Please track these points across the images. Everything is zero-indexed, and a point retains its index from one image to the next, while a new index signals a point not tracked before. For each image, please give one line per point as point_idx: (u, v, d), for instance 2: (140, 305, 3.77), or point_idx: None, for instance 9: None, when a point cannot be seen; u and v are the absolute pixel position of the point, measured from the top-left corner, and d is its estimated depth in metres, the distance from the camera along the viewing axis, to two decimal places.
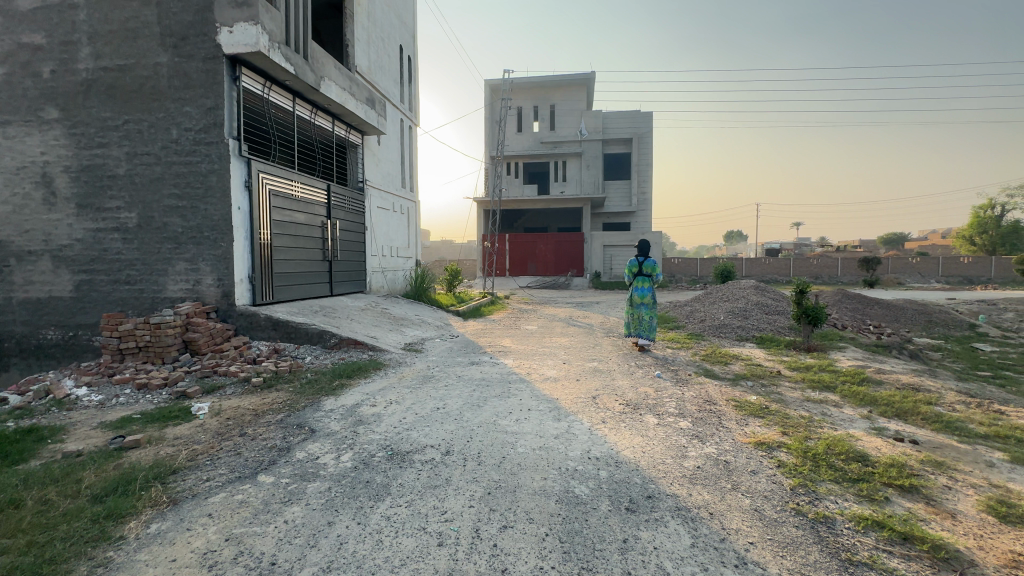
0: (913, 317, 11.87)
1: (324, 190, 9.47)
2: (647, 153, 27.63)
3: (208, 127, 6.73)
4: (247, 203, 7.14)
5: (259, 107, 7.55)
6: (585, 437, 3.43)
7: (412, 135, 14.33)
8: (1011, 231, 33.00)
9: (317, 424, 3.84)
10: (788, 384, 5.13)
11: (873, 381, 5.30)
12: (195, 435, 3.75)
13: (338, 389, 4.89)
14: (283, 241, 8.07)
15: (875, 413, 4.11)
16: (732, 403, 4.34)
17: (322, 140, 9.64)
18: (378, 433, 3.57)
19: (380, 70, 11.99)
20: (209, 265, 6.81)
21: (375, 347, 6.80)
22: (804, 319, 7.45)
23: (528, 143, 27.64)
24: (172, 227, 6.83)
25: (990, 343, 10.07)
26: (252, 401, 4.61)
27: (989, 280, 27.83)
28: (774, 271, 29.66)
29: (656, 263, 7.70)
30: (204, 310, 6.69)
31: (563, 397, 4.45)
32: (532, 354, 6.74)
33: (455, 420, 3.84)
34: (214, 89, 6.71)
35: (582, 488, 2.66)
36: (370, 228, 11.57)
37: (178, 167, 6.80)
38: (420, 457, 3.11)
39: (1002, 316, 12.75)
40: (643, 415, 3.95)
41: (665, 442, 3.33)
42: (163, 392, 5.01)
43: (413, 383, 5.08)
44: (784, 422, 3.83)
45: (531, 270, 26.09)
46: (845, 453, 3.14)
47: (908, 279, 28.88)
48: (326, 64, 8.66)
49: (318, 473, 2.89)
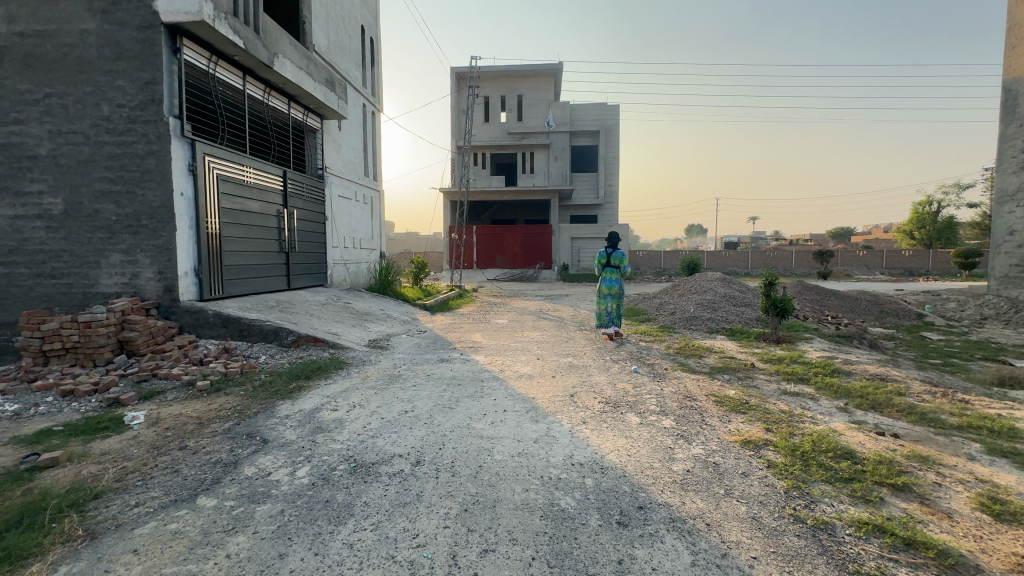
0: (867, 308, 12.35)
1: (279, 177, 8.85)
2: (614, 146, 27.82)
3: (145, 103, 6.07)
4: (192, 189, 6.52)
5: (204, 84, 6.89)
6: (567, 441, 3.20)
7: (375, 122, 13.70)
8: (946, 226, 35.25)
9: (270, 433, 3.45)
10: (763, 377, 5.08)
11: (844, 372, 5.34)
12: (127, 450, 3.29)
13: (295, 391, 4.48)
14: (234, 231, 7.46)
15: (852, 406, 4.10)
16: (712, 399, 4.23)
17: (277, 122, 9.00)
18: (340, 442, 3.23)
19: (341, 51, 11.34)
20: (149, 257, 6.18)
21: (337, 345, 6.37)
22: (772, 311, 7.51)
23: (496, 134, 27.23)
24: (104, 215, 6.15)
25: (937, 331, 10.59)
26: (196, 408, 4.15)
27: (927, 271, 29.64)
28: (734, 264, 30.54)
29: (624, 255, 7.61)
30: (144, 306, 6.06)
31: (540, 396, 4.22)
32: (505, 349, 6.48)
33: (426, 424, 3.54)
34: (150, 61, 6.05)
35: (569, 500, 2.43)
36: (331, 218, 10.96)
37: (110, 148, 6.10)
38: (388, 470, 2.80)
39: (945, 306, 13.46)
40: (625, 414, 3.78)
41: (651, 444, 3.15)
42: (92, 399, 4.45)
43: (378, 383, 4.73)
44: (766, 418, 3.74)
45: (498, 262, 25.82)
46: (832, 449, 3.05)
47: (856, 271, 30.43)
48: (280, 40, 8.03)
49: (270, 493, 2.54)
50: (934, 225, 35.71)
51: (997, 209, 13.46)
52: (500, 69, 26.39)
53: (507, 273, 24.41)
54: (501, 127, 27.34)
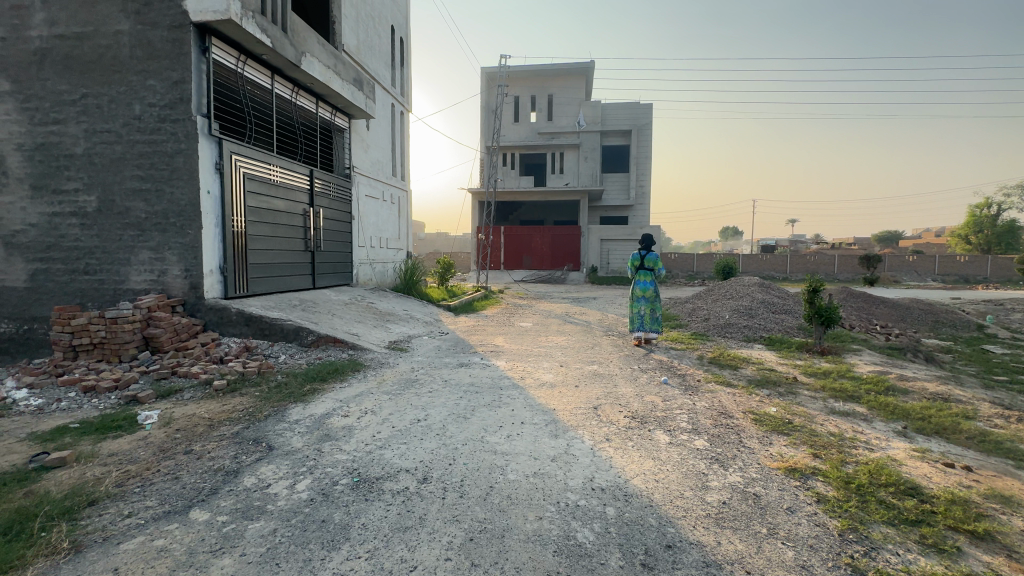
0: (920, 317, 11.48)
1: (306, 176, 8.88)
2: (647, 145, 27.16)
3: (174, 102, 6.13)
4: (218, 187, 6.56)
5: (231, 83, 6.93)
6: (587, 461, 2.93)
7: (403, 121, 13.69)
8: (1007, 230, 32.83)
9: (276, 439, 3.31)
10: (807, 393, 4.64)
11: (899, 391, 4.83)
12: (134, 452, 3.21)
13: (308, 394, 4.37)
14: (259, 229, 7.49)
15: (912, 430, 3.66)
16: (751, 417, 3.86)
17: (305, 121, 9.05)
18: (346, 453, 3.05)
19: (370, 51, 11.36)
20: (176, 255, 6.24)
21: (357, 346, 6.27)
22: (816, 320, 6.98)
23: (525, 134, 27.03)
24: (135, 212, 6.24)
25: (1001, 345, 9.70)
26: (209, 409, 4.07)
27: (985, 279, 27.61)
28: (771, 268, 29.33)
29: (659, 257, 7.33)
30: (169, 303, 6.11)
31: (561, 408, 3.95)
32: (527, 355, 6.23)
33: (437, 435, 3.33)
34: (180, 60, 6.11)
35: (586, 534, 2.16)
36: (358, 218, 10.98)
37: (141, 147, 6.19)
38: (392, 487, 2.60)
39: (1009, 318, 12.36)
40: (653, 431, 3.46)
41: (682, 469, 2.83)
42: (111, 396, 4.46)
43: (393, 388, 4.56)
44: (813, 441, 3.36)
45: (526, 263, 25.61)
46: (893, 483, 2.67)
47: (905, 277, 28.67)
48: (308, 39, 8.03)
49: (265, 509, 2.38)
50: (992, 229, 33.32)
51: None
52: (530, 69, 26.15)
53: (534, 275, 24.15)
54: (530, 126, 27.11)
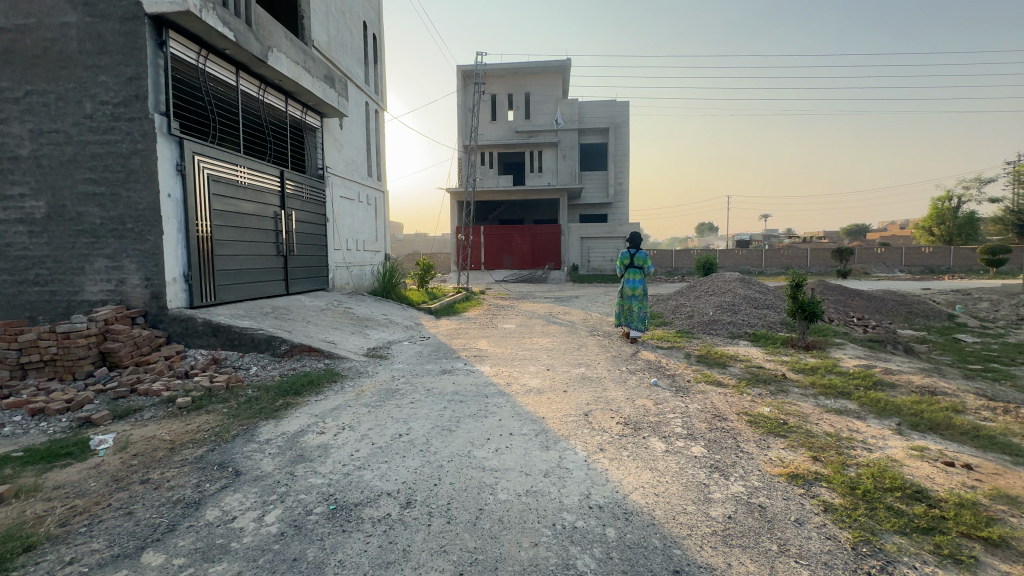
0: (894, 308, 11.71)
1: (276, 178, 8.51)
2: (624, 143, 27.29)
3: (129, 100, 5.73)
4: (180, 190, 6.17)
5: (192, 79, 6.54)
6: (582, 475, 2.75)
7: (378, 120, 13.34)
8: (967, 222, 34.13)
9: (244, 463, 3.04)
10: (798, 391, 4.56)
11: (887, 385, 4.80)
12: (82, 484, 2.90)
13: (281, 409, 4.09)
14: (226, 234, 7.11)
15: (906, 427, 3.60)
16: (745, 419, 3.75)
17: (274, 120, 8.67)
18: (321, 476, 2.81)
19: (342, 47, 10.99)
20: (135, 263, 5.84)
21: (333, 355, 5.98)
22: (800, 315, 6.98)
23: (503, 132, 26.84)
24: (88, 218, 5.81)
25: (972, 333, 9.95)
26: (172, 430, 3.76)
27: (950, 269, 28.60)
28: (747, 262, 29.82)
29: (647, 255, 7.33)
30: (129, 315, 5.71)
31: (550, 416, 3.77)
32: (512, 358, 6.03)
33: (421, 452, 3.11)
34: (134, 54, 5.71)
35: (587, 561, 1.98)
36: (333, 220, 10.62)
37: (94, 148, 5.77)
38: (372, 514, 2.37)
39: (977, 306, 12.71)
40: (648, 438, 3.31)
41: (682, 480, 2.68)
42: (62, 419, 4.09)
43: (373, 400, 4.30)
44: (811, 443, 3.26)
45: (507, 263, 25.37)
46: (898, 487, 2.57)
47: (874, 269, 29.52)
48: (274, 33, 7.67)
49: (227, 548, 2.12)
50: (954, 221, 34.64)
51: None
52: (507, 67, 25.96)
53: (516, 274, 23.97)
54: (508, 125, 26.92)
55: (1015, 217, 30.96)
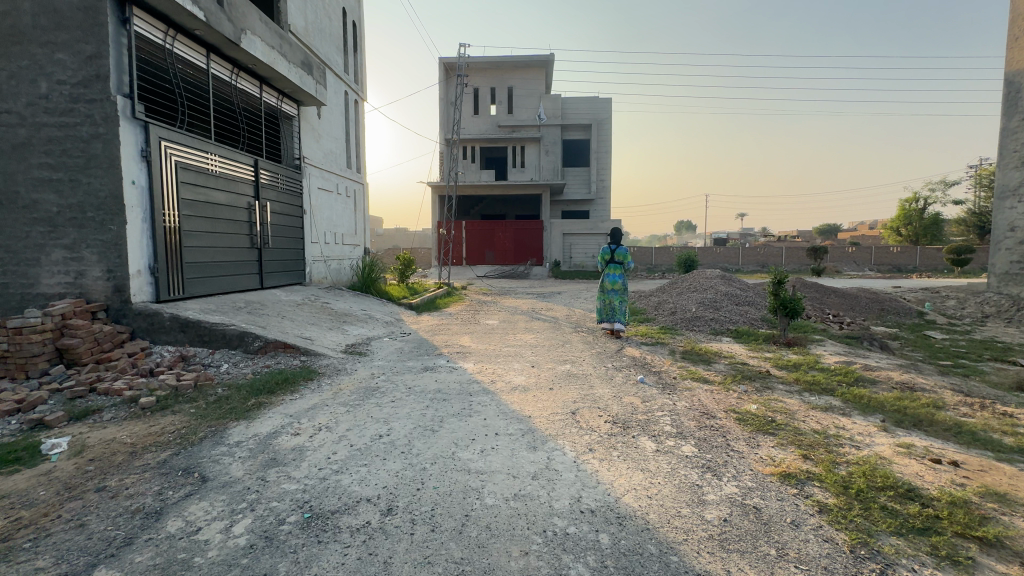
0: (868, 305, 11.98)
1: (250, 167, 8.17)
2: (606, 139, 27.36)
3: (88, 80, 5.37)
4: (145, 177, 5.83)
5: (159, 61, 6.18)
6: (572, 477, 2.65)
7: (358, 110, 12.99)
8: (932, 223, 35.37)
9: (212, 468, 2.84)
10: (782, 388, 4.55)
11: (868, 381, 4.84)
12: (31, 493, 2.65)
13: (253, 410, 3.88)
14: (196, 224, 6.78)
15: (891, 423, 3.61)
16: (734, 416, 3.70)
17: (247, 107, 8.31)
18: (295, 482, 2.63)
19: (319, 33, 10.61)
20: (95, 254, 5.49)
21: (309, 351, 5.74)
22: (781, 311, 7.03)
23: (485, 127, 26.59)
24: (44, 206, 5.43)
25: (941, 330, 10.24)
26: (133, 432, 3.52)
27: (916, 268, 29.60)
28: (724, 260, 30.31)
29: (627, 250, 7.29)
30: (89, 309, 5.36)
31: (537, 415, 3.65)
32: (496, 355, 5.90)
33: (402, 454, 2.96)
34: (94, 31, 5.35)
35: (580, 571, 1.87)
36: (311, 212, 10.30)
37: (50, 130, 5.39)
38: (350, 523, 2.22)
39: (945, 304, 13.10)
40: (638, 437, 3.23)
41: (675, 481, 2.60)
42: (12, 420, 3.79)
43: (352, 399, 4.12)
44: (800, 440, 3.23)
45: (489, 258, 25.12)
46: (890, 486, 2.54)
47: (846, 268, 30.36)
48: (248, 15, 7.32)
49: (190, 564, 1.94)
50: (920, 222, 35.86)
51: (998, 204, 12.94)
52: (490, 60, 25.70)
53: (497, 270, 23.84)
54: (490, 120, 26.68)
55: (977, 218, 32.24)
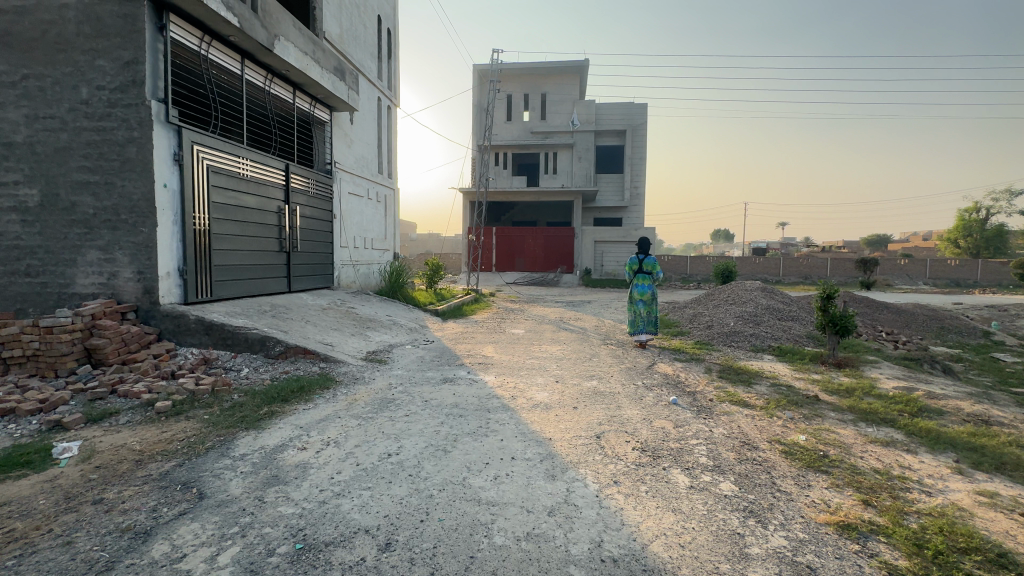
0: (925, 323, 11.07)
1: (282, 171, 8.26)
2: (641, 145, 26.77)
3: (125, 85, 5.49)
4: (177, 181, 5.91)
5: (194, 67, 6.30)
6: (593, 516, 2.35)
7: (390, 116, 13.08)
8: (995, 235, 32.89)
9: (211, 484, 2.70)
10: (834, 417, 4.09)
11: (935, 412, 4.30)
12: (30, 502, 2.57)
13: (264, 419, 3.76)
14: (225, 227, 6.85)
15: (967, 465, 3.14)
16: (779, 448, 3.31)
17: (280, 112, 8.42)
18: (292, 505, 2.45)
19: (354, 40, 10.73)
20: (127, 255, 5.58)
21: (329, 358, 5.65)
22: (830, 329, 6.46)
23: (517, 133, 26.53)
24: (82, 208, 5.56)
25: (1011, 352, 9.31)
26: (145, 438, 3.45)
27: (976, 282, 27.50)
28: (763, 270, 29.05)
29: (656, 260, 7.03)
30: (119, 310, 5.44)
31: (558, 438, 3.37)
32: (519, 368, 5.62)
33: (410, 478, 2.74)
34: (132, 38, 5.46)
35: None
36: (340, 216, 10.37)
37: (89, 135, 5.53)
38: (343, 558, 2.01)
39: (1015, 324, 11.94)
40: (669, 470, 2.89)
41: (714, 528, 2.26)
42: (33, 420, 3.81)
43: (366, 411, 3.95)
44: (858, 482, 2.82)
45: (518, 265, 24.93)
46: (976, 550, 2.13)
47: (897, 281, 28.56)
48: (282, 21, 7.42)
49: None
50: (981, 233, 33.42)
51: None
52: (524, 66, 25.64)
53: (527, 276, 23.62)
54: (523, 126, 26.54)
55: None
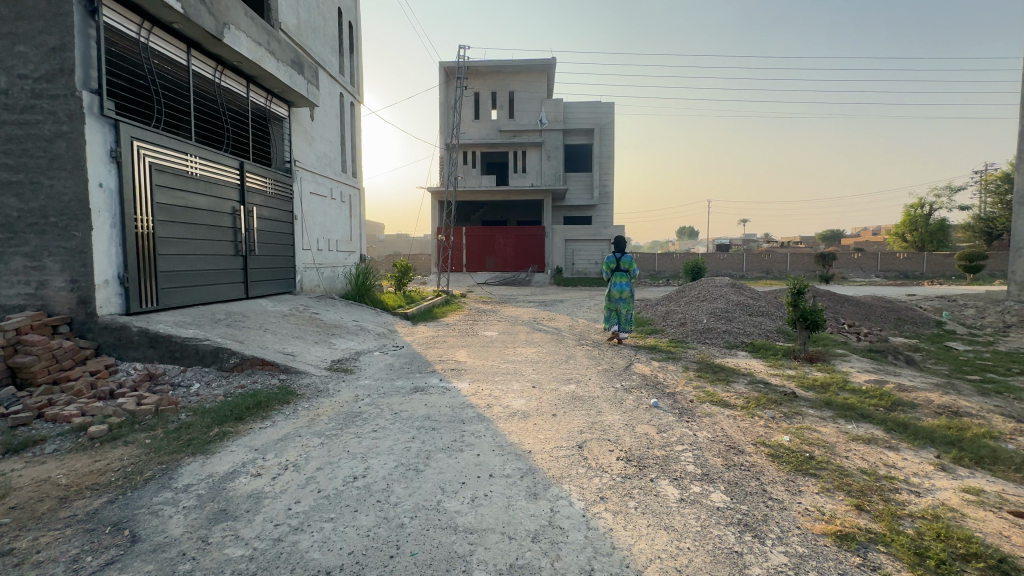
0: (883, 315, 11.48)
1: (235, 170, 7.75)
2: (609, 145, 27.03)
3: (52, 75, 4.95)
4: (114, 180, 5.38)
5: (132, 55, 5.77)
6: (580, 539, 2.16)
7: (353, 113, 12.60)
8: (939, 229, 34.81)
9: (147, 524, 2.36)
10: (814, 414, 4.05)
11: (908, 405, 4.33)
12: None
13: (215, 441, 3.40)
14: (172, 230, 6.33)
15: (949, 460, 3.12)
16: (765, 451, 3.22)
17: (232, 107, 7.91)
18: (242, 546, 2.15)
19: (313, 32, 10.24)
20: (58, 262, 5.04)
21: (290, 369, 5.27)
22: (801, 323, 6.52)
23: (486, 132, 26.27)
24: (4, 210, 4.99)
25: (963, 341, 9.72)
26: (73, 470, 3.04)
27: (923, 274, 29.00)
28: (728, 266, 29.81)
29: (633, 257, 6.94)
30: (49, 323, 4.90)
31: (539, 451, 3.16)
32: (493, 373, 5.40)
33: (378, 504, 2.48)
34: (58, 22, 4.93)
35: None
36: (302, 217, 9.88)
37: (11, 129, 4.97)
38: None
39: (964, 314, 12.54)
40: (657, 482, 2.73)
41: (710, 547, 2.11)
42: None
43: (329, 428, 3.64)
44: (848, 485, 2.73)
45: (489, 265, 24.63)
46: (976, 556, 2.05)
47: (852, 274, 29.80)
48: (233, 9, 6.93)
49: None
50: (926, 228, 35.27)
51: None
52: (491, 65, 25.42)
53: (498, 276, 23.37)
54: (491, 125, 26.32)
55: (985, 224, 31.90)
